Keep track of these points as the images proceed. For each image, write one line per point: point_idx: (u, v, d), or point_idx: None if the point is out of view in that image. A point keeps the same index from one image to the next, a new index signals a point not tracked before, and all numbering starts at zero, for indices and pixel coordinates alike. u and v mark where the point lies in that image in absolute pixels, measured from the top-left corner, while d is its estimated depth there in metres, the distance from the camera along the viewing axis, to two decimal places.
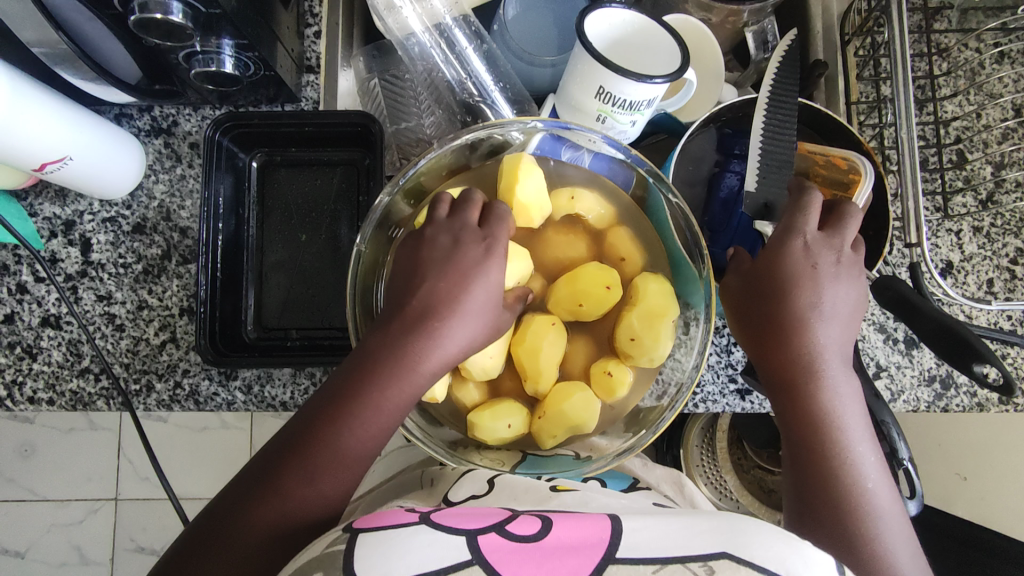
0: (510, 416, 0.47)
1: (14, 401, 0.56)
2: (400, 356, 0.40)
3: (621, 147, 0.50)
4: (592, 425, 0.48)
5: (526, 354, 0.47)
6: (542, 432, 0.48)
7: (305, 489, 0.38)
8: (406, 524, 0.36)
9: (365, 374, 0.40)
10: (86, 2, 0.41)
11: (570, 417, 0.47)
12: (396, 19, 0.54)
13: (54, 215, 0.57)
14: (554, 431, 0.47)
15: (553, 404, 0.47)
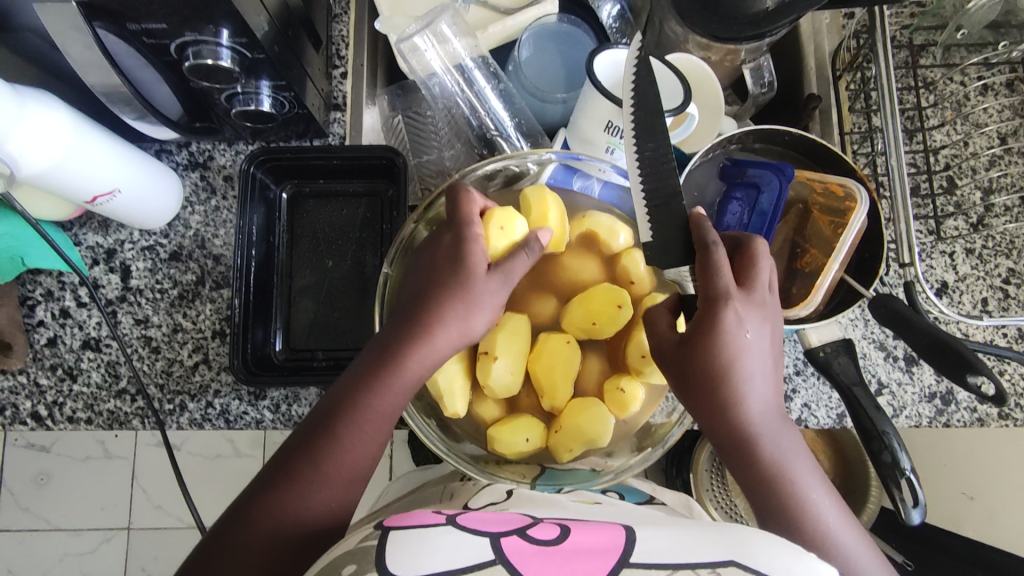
0: (528, 432, 0.50)
1: (54, 420, 0.59)
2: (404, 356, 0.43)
3: (630, 175, 0.54)
4: (607, 440, 0.50)
5: (544, 371, 0.50)
6: (559, 446, 0.50)
7: (320, 486, 0.40)
8: (431, 524, 0.38)
9: (372, 373, 0.43)
10: (145, 50, 0.45)
11: (586, 431, 0.49)
12: (419, 62, 0.58)
13: (97, 243, 0.61)
14: (571, 445, 0.50)
15: (569, 418, 0.49)
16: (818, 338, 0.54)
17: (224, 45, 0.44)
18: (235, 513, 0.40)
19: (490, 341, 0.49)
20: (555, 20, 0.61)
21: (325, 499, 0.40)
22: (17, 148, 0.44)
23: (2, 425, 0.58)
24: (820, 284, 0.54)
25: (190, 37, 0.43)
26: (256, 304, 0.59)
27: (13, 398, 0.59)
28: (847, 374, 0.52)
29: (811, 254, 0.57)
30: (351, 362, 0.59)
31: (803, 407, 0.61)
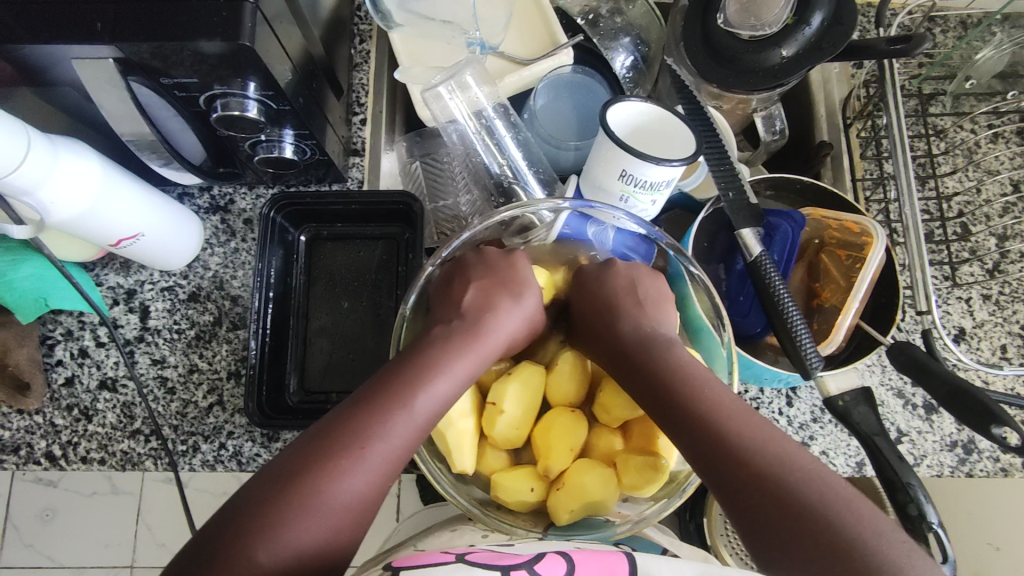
0: (532, 481, 0.49)
1: (68, 460, 0.59)
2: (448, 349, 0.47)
3: (643, 224, 0.54)
4: (610, 503, 0.48)
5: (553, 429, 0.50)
6: (558, 505, 0.48)
7: (344, 484, 0.39)
8: (440, 562, 0.38)
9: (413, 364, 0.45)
10: (176, 102, 0.47)
11: (586, 490, 0.47)
12: (440, 108, 0.60)
13: (117, 284, 0.62)
14: (570, 505, 0.48)
15: (572, 476, 0.48)
16: (836, 385, 0.52)
17: (251, 97, 0.46)
18: (246, 500, 0.38)
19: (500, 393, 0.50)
20: (569, 72, 0.63)
21: (349, 498, 0.39)
22: (50, 195, 0.45)
23: (17, 465, 0.58)
24: (840, 322, 0.54)
25: (218, 90, 0.45)
26: (273, 346, 0.59)
27: (28, 437, 0.59)
28: (867, 423, 0.50)
29: (830, 289, 0.57)
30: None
31: (821, 455, 0.60)
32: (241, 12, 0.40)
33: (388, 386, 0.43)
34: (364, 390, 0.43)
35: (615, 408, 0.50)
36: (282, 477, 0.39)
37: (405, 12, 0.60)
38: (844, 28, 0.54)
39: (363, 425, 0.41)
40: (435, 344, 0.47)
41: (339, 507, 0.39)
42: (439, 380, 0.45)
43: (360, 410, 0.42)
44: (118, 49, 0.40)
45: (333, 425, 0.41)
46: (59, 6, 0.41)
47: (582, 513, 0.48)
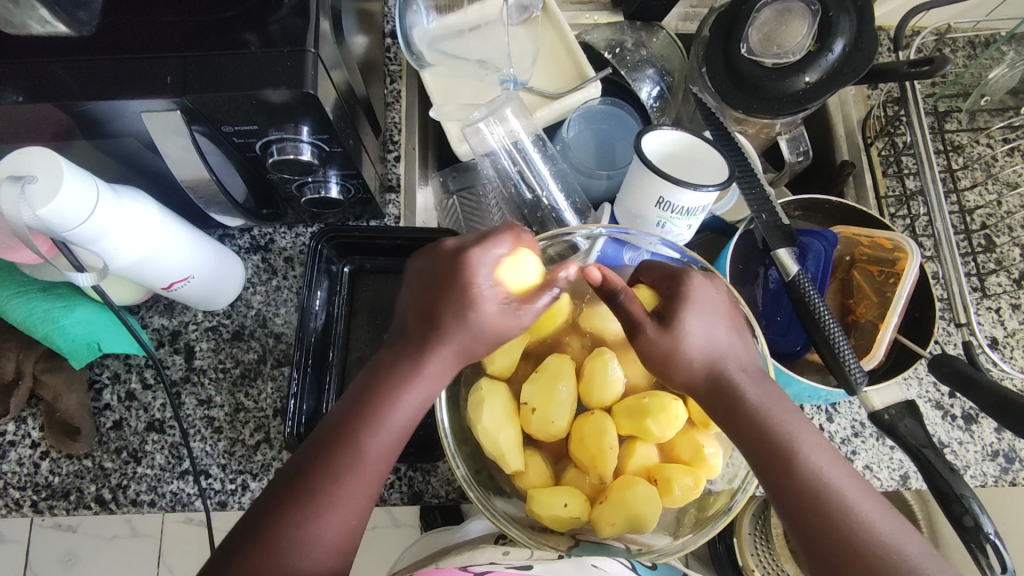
0: (568, 496, 0.49)
1: (118, 503, 0.59)
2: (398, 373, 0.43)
3: (677, 248, 0.55)
4: (653, 521, 0.48)
5: (589, 435, 0.50)
6: (600, 519, 0.49)
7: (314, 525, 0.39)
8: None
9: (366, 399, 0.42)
10: (231, 148, 0.48)
11: (632, 505, 0.47)
12: (477, 140, 0.61)
13: (162, 325, 0.63)
14: (614, 519, 0.48)
15: (617, 491, 0.48)
16: (880, 400, 0.53)
17: (305, 140, 0.47)
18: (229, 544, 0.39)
19: (537, 398, 0.51)
20: (598, 103, 0.66)
21: (329, 533, 0.40)
22: (113, 243, 0.46)
23: (67, 510, 0.59)
24: (881, 337, 0.55)
25: (274, 135, 0.46)
26: (312, 373, 0.60)
27: (78, 481, 0.59)
28: (915, 436, 0.51)
29: (865, 305, 0.59)
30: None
31: (865, 469, 0.60)
32: (303, 62, 0.42)
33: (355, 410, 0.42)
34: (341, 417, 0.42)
35: (649, 423, 0.50)
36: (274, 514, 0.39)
37: (437, 51, 0.62)
38: (866, 53, 0.56)
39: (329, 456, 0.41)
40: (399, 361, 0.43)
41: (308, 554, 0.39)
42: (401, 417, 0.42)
43: (338, 449, 0.41)
44: (184, 101, 0.42)
45: (312, 464, 0.41)
46: (125, 62, 0.42)
47: (625, 528, 0.48)
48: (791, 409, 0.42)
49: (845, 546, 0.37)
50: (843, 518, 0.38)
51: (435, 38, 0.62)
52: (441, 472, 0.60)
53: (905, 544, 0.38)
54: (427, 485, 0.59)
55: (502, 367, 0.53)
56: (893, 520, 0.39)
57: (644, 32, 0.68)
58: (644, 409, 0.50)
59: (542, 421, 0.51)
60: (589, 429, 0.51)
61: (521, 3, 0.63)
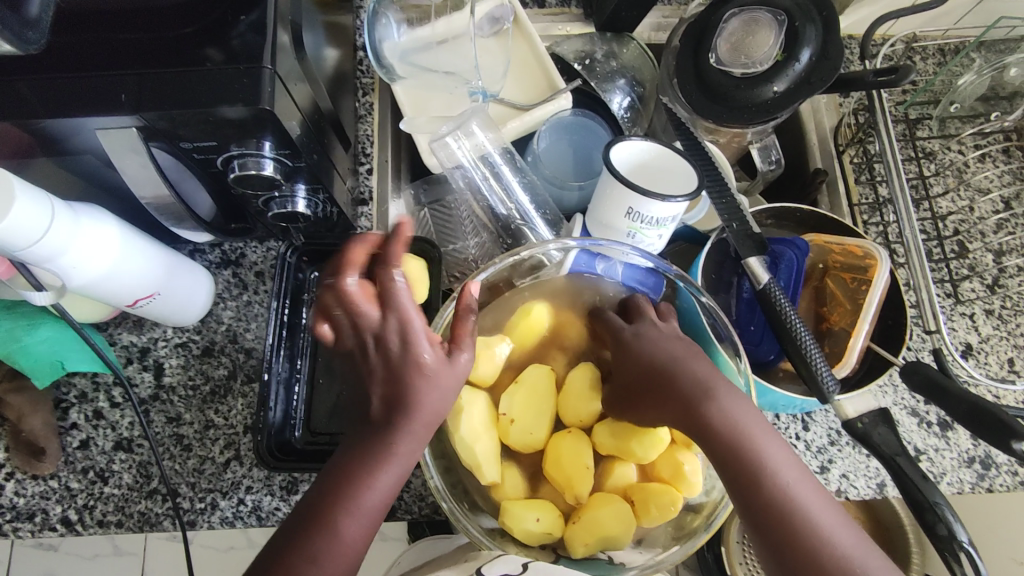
0: (540, 511, 0.48)
1: (84, 524, 0.58)
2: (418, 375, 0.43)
3: (649, 257, 0.55)
4: (623, 540, 0.49)
5: (568, 457, 0.50)
6: (572, 538, 0.48)
7: (339, 543, 0.39)
8: None
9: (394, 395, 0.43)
10: (192, 164, 0.48)
11: (603, 527, 0.48)
12: (445, 154, 0.61)
13: (131, 342, 0.62)
14: (586, 539, 0.48)
15: (591, 510, 0.48)
16: (853, 408, 0.51)
17: (267, 155, 0.46)
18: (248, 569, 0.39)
19: (516, 411, 0.51)
20: (568, 114, 0.66)
21: (345, 558, 0.39)
22: (71, 262, 0.46)
23: (32, 532, 0.58)
24: (852, 345, 0.55)
25: (235, 151, 0.46)
26: (282, 386, 0.59)
27: (43, 503, 0.58)
28: (888, 444, 0.50)
29: (838, 312, 0.58)
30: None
31: (842, 478, 0.60)
32: (260, 79, 0.42)
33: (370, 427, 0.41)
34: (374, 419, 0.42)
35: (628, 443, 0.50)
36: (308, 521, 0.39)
37: (407, 64, 0.62)
38: (832, 61, 0.57)
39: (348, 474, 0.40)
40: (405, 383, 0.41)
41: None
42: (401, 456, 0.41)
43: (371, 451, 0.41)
44: (140, 118, 0.42)
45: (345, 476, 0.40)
46: (80, 78, 0.42)
47: (597, 547, 0.48)
48: (756, 417, 0.43)
49: (786, 518, 0.39)
50: (773, 491, 0.40)
51: (405, 50, 0.62)
52: (414, 488, 0.59)
53: (862, 557, 0.38)
54: (399, 501, 0.59)
55: (486, 375, 0.51)
56: (851, 532, 0.39)
57: (615, 43, 0.68)
58: (623, 427, 0.50)
59: (522, 433, 0.51)
60: (566, 449, 0.50)
61: (491, 15, 0.64)
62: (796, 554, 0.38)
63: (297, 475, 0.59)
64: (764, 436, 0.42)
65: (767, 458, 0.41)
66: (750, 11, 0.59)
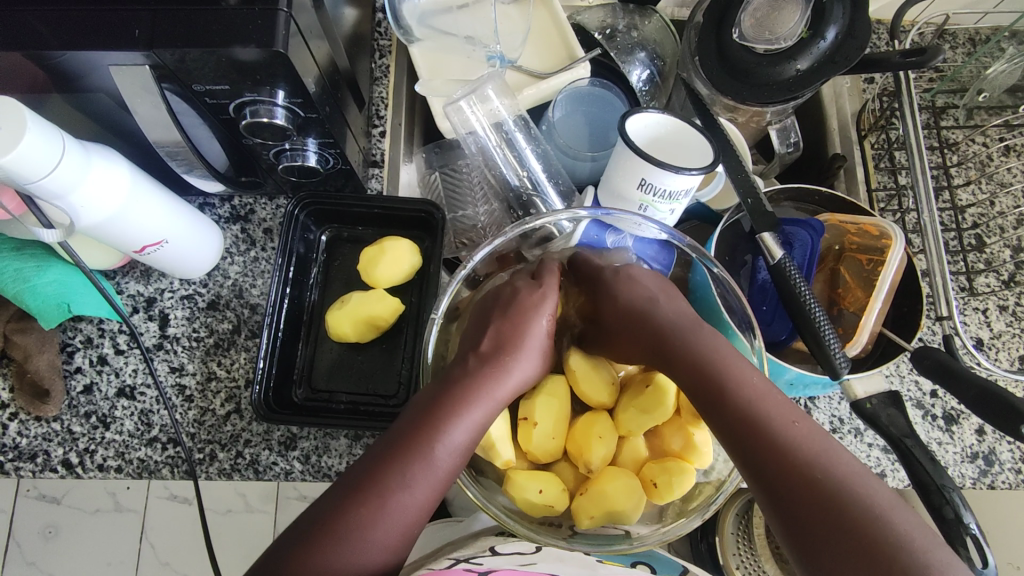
0: (544, 483, 0.48)
1: (85, 468, 0.58)
2: (484, 365, 0.47)
3: (666, 230, 0.54)
4: (632, 515, 0.48)
5: (582, 429, 0.50)
6: (579, 512, 0.48)
7: (422, 484, 0.41)
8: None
9: (463, 377, 0.46)
10: (205, 110, 0.47)
11: (612, 500, 0.47)
12: (460, 119, 0.61)
13: (137, 292, 0.63)
14: (592, 513, 0.48)
15: (597, 482, 0.48)
16: (863, 389, 0.52)
17: (280, 104, 0.46)
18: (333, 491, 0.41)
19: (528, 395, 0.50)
20: (587, 84, 0.65)
21: (411, 509, 0.41)
22: (80, 200, 0.46)
23: (33, 472, 0.58)
24: (864, 323, 0.54)
25: (248, 97, 0.45)
26: (284, 344, 0.59)
27: (45, 444, 0.59)
28: (896, 426, 0.50)
29: (852, 295, 0.57)
30: (371, 407, 0.58)
31: None
32: (275, 21, 0.41)
33: (466, 374, 0.46)
34: (442, 391, 0.45)
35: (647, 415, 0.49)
36: (373, 469, 0.41)
37: (426, 26, 0.62)
38: (858, 40, 0.55)
39: (442, 412, 0.44)
40: (507, 336, 0.49)
41: (410, 505, 0.41)
42: (492, 401, 0.46)
43: (438, 415, 0.44)
44: (154, 55, 0.41)
45: (409, 435, 0.43)
46: (96, 13, 0.42)
47: (604, 521, 0.48)
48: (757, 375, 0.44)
49: (786, 462, 0.39)
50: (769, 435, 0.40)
51: (425, 13, 0.62)
52: None
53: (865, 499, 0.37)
54: None
55: None
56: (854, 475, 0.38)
57: (638, 16, 0.67)
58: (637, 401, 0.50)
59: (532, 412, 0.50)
60: (581, 424, 0.50)
61: None
62: (791, 492, 0.38)
63: (295, 431, 0.59)
64: (763, 390, 0.43)
65: (769, 409, 0.41)
66: None
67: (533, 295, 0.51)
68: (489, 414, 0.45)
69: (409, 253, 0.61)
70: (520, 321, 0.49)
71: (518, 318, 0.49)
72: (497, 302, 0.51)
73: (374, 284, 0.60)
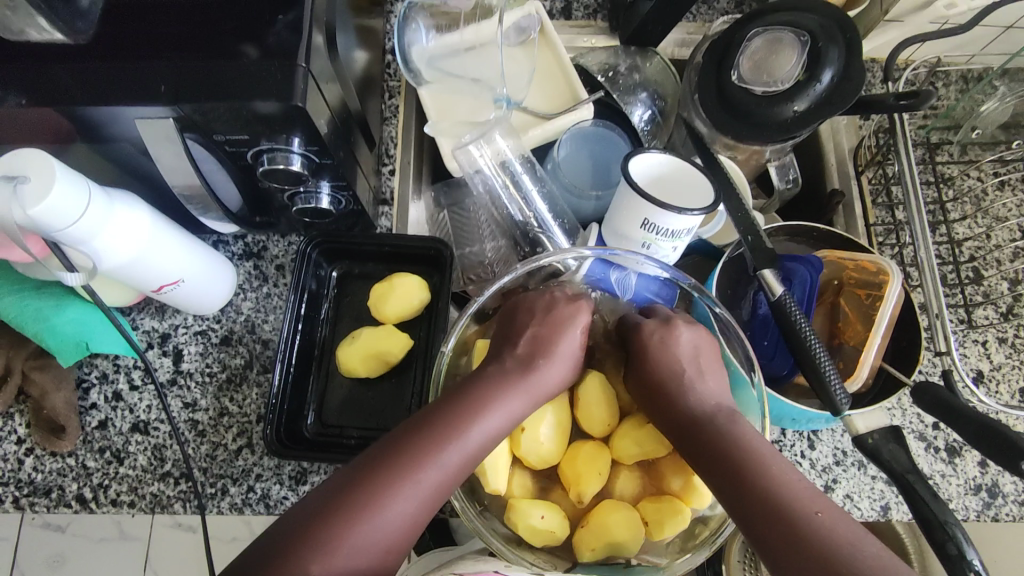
0: (545, 509, 0.49)
1: (98, 503, 0.59)
2: (524, 362, 0.48)
3: (665, 268, 0.56)
4: (632, 548, 0.49)
5: (583, 459, 0.51)
6: (581, 543, 0.49)
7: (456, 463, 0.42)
8: None
9: (504, 372, 0.47)
10: (223, 156, 0.49)
11: (613, 531, 0.48)
12: (467, 159, 0.63)
13: (152, 328, 0.64)
14: (594, 543, 0.48)
15: (598, 513, 0.49)
16: (864, 424, 0.52)
17: (295, 151, 0.48)
18: (371, 449, 0.41)
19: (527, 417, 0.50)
20: (590, 124, 0.66)
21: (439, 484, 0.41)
22: (102, 245, 0.47)
23: (48, 508, 0.59)
24: (864, 359, 0.55)
25: (266, 145, 0.47)
26: (296, 379, 0.61)
27: (60, 479, 0.60)
28: (899, 461, 0.50)
29: (851, 329, 0.59)
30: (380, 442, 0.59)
31: (845, 499, 0.60)
32: (294, 76, 0.43)
33: (503, 369, 0.47)
34: (483, 381, 0.46)
35: (647, 446, 0.51)
36: (412, 438, 0.42)
37: (435, 69, 0.64)
38: (853, 83, 0.57)
39: (482, 397, 0.45)
40: (545, 340, 0.49)
41: (440, 478, 0.41)
42: (528, 395, 0.47)
43: (475, 404, 0.45)
44: (177, 109, 0.43)
45: (446, 413, 0.44)
46: (122, 69, 0.44)
47: (605, 552, 0.49)
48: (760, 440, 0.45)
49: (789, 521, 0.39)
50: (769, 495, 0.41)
51: (432, 56, 0.64)
52: None
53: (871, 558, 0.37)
54: None
55: None
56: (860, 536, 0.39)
57: (640, 58, 0.68)
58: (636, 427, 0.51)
59: (532, 443, 0.50)
60: (583, 452, 0.51)
61: (517, 25, 0.65)
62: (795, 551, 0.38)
63: (306, 465, 0.60)
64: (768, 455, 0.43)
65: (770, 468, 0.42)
66: (774, 31, 0.60)
67: (574, 307, 0.51)
68: (525, 407, 0.47)
69: (417, 288, 0.62)
70: (561, 322, 0.50)
71: (560, 319, 0.50)
72: (535, 305, 0.52)
73: (384, 319, 0.62)
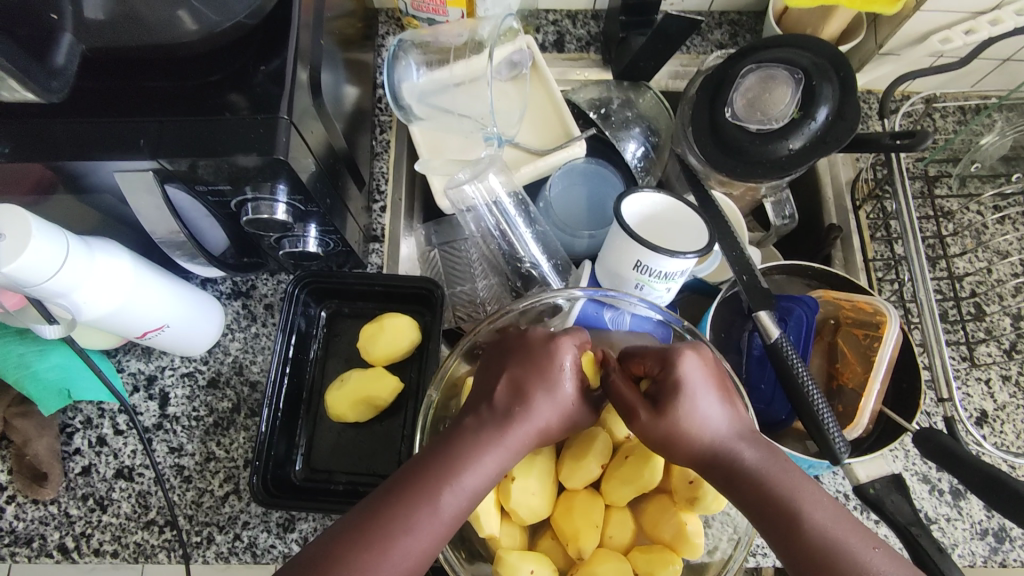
0: (534, 562, 0.48)
1: (81, 553, 0.58)
2: (502, 411, 0.44)
3: (658, 309, 0.54)
4: None
5: (578, 513, 0.49)
6: None
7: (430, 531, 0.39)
8: None
9: (480, 423, 0.43)
10: (208, 205, 0.49)
11: None
12: (458, 197, 0.62)
13: (138, 370, 0.63)
14: None
15: (587, 564, 0.48)
16: (864, 473, 0.53)
17: (280, 200, 0.47)
18: (334, 527, 0.39)
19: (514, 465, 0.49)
20: (582, 162, 0.67)
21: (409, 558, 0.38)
22: (82, 296, 0.46)
23: (28, 558, 0.58)
24: (864, 406, 0.54)
25: (250, 195, 0.46)
26: (284, 423, 0.59)
27: (41, 528, 0.58)
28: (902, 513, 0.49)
29: (850, 370, 0.57)
30: (369, 488, 0.58)
31: None
32: (276, 128, 0.42)
33: (476, 422, 0.43)
34: (454, 435, 0.43)
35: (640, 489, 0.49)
36: (379, 508, 0.39)
37: (426, 105, 0.63)
38: (848, 122, 0.56)
39: (452, 456, 0.41)
40: (523, 385, 0.44)
41: (411, 554, 0.38)
42: (504, 447, 0.43)
43: (447, 464, 0.41)
44: (159, 162, 0.42)
45: (416, 475, 0.41)
46: (104, 122, 0.43)
47: None
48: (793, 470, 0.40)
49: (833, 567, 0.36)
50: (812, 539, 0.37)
51: (423, 92, 0.63)
52: None
53: None
54: None
55: None
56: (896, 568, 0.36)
57: (633, 92, 0.68)
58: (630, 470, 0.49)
59: (522, 495, 0.48)
60: (575, 501, 0.50)
61: (510, 59, 0.65)
62: None
63: (294, 512, 0.59)
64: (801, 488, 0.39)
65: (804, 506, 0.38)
66: (767, 67, 0.59)
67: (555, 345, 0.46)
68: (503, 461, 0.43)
69: (409, 329, 0.61)
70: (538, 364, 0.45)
71: (540, 360, 0.45)
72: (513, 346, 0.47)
73: (373, 361, 0.60)
